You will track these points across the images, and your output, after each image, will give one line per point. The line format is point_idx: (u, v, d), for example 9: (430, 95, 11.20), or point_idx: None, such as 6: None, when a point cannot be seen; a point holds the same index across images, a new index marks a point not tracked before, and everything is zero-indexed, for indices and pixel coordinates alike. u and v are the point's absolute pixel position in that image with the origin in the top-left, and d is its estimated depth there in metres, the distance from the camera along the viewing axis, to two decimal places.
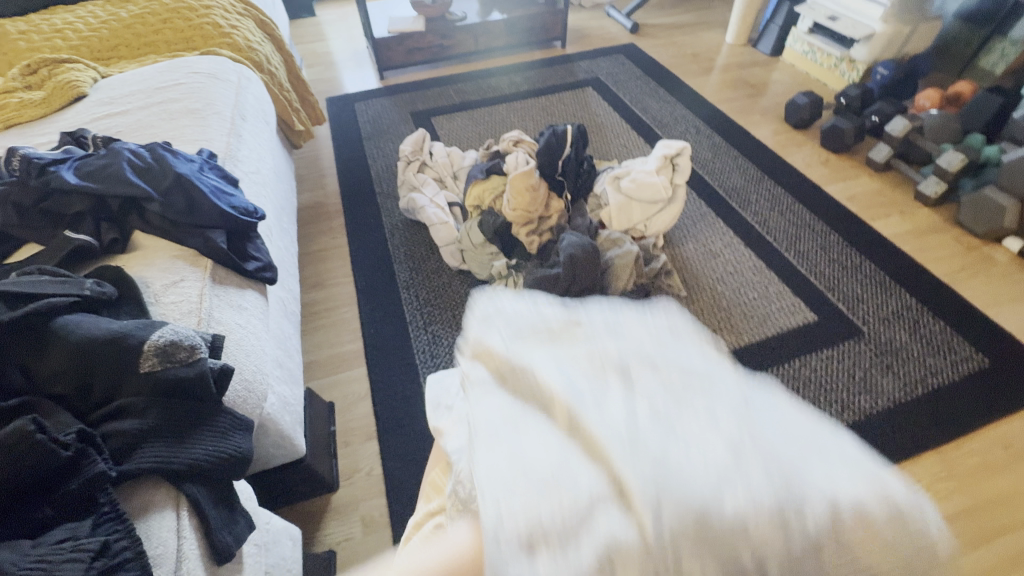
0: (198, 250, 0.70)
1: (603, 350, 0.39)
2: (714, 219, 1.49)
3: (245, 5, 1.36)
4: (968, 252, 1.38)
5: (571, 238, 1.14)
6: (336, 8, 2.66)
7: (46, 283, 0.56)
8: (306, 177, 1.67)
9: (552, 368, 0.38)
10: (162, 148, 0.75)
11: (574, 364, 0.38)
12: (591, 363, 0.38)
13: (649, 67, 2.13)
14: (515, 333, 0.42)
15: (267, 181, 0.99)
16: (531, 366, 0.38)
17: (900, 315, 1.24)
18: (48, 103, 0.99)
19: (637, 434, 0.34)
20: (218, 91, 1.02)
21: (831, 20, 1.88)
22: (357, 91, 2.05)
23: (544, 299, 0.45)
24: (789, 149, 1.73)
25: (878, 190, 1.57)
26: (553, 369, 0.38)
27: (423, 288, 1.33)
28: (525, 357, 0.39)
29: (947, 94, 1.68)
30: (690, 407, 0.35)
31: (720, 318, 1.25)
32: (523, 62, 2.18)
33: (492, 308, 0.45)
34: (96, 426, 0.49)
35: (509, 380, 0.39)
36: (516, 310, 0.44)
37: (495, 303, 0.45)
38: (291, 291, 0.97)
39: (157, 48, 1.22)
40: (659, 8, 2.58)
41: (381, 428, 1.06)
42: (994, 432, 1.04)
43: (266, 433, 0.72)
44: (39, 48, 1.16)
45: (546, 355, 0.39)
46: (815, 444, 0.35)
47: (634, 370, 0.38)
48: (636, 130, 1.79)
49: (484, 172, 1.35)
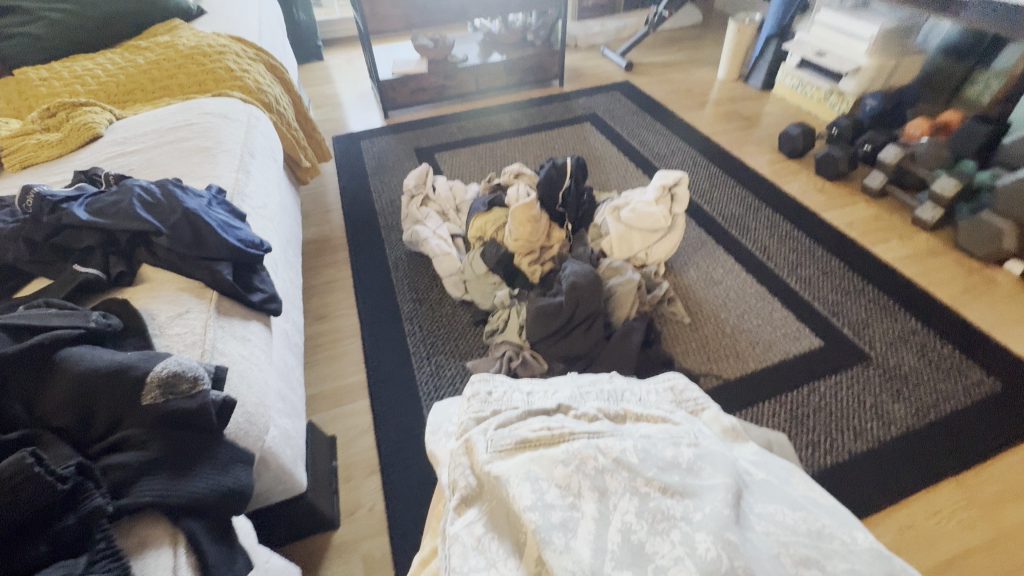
0: (205, 282, 0.71)
1: (578, 458, 0.37)
2: (714, 247, 1.50)
3: (256, 51, 1.43)
4: (970, 275, 1.38)
5: (573, 266, 1.15)
6: (342, 53, 2.78)
7: (53, 316, 0.57)
8: (311, 212, 1.70)
9: (524, 481, 0.36)
10: (172, 184, 0.77)
11: (548, 473, 0.37)
12: (564, 474, 0.36)
13: (645, 103, 2.20)
14: (497, 447, 0.41)
15: (274, 215, 1.01)
16: (505, 479, 0.37)
17: (907, 340, 1.23)
18: (64, 144, 1.02)
19: (606, 557, 0.32)
20: (228, 130, 1.06)
21: (819, 55, 1.95)
22: (363, 130, 2.11)
23: (530, 412, 0.45)
24: (785, 177, 1.76)
25: (876, 216, 1.58)
26: (525, 482, 0.36)
27: (426, 319, 1.33)
28: (501, 470, 0.38)
29: (936, 122, 1.72)
30: (665, 521, 0.34)
31: (725, 344, 1.24)
32: (522, 99, 2.26)
33: (481, 415, 0.46)
34: (95, 460, 0.48)
35: (488, 494, 0.39)
36: (501, 420, 0.44)
37: (485, 414, 0.46)
38: (295, 323, 0.97)
39: (172, 91, 1.27)
40: (652, 47, 2.69)
41: (383, 462, 1.04)
42: (1013, 459, 1.01)
43: (267, 467, 0.70)
44: (59, 93, 1.21)
45: (520, 466, 0.38)
46: (803, 556, 0.32)
47: (609, 482, 0.36)
48: (634, 162, 1.83)
49: (486, 204, 1.37)
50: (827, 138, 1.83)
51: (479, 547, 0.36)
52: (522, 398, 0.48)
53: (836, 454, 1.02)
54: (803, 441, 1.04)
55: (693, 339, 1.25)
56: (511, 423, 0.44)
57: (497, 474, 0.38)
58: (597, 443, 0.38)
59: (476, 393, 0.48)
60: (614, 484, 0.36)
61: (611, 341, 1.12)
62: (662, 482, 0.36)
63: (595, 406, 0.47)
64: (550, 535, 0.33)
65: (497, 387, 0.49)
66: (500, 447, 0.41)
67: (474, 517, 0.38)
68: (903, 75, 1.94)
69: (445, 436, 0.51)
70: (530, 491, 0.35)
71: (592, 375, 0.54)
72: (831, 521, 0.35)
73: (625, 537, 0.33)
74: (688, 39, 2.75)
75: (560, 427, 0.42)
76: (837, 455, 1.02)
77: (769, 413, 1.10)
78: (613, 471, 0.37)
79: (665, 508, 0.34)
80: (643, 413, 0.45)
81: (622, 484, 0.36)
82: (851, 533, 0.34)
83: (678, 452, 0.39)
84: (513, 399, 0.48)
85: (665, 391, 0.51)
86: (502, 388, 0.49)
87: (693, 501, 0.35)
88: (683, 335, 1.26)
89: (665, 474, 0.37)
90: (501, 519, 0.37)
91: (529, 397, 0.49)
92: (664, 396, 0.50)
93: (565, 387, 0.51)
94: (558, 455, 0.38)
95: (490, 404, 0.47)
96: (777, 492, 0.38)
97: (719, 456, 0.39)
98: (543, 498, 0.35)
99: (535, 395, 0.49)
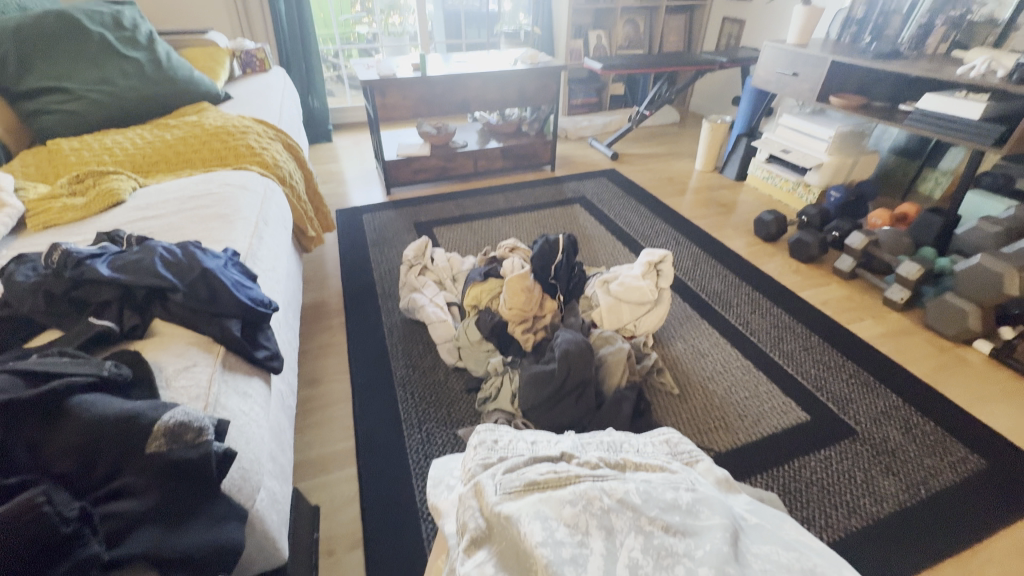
0: (214, 337, 0.74)
1: (584, 498, 0.40)
2: (699, 321, 1.57)
3: (275, 131, 1.56)
4: (942, 353, 1.44)
5: (565, 335, 1.19)
6: (351, 136, 3.00)
7: (68, 364, 0.58)
8: (311, 279, 1.75)
9: (535, 519, 0.39)
10: (192, 246, 0.82)
11: (556, 511, 0.39)
12: (572, 513, 0.39)
13: (630, 188, 2.37)
14: (507, 489, 0.44)
15: (281, 278, 1.05)
16: (516, 517, 0.40)
17: (890, 415, 1.26)
18: (88, 208, 1.09)
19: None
20: (245, 200, 1.13)
21: (785, 152, 2.17)
22: (365, 204, 2.23)
23: (536, 458, 0.48)
24: (762, 258, 1.88)
25: (849, 296, 1.68)
26: (536, 520, 0.39)
27: (419, 385, 1.34)
28: (512, 509, 0.41)
29: (895, 213, 1.89)
30: (670, 557, 0.36)
31: (714, 416, 1.25)
32: (516, 182, 2.43)
33: (489, 461, 0.49)
34: (92, 507, 0.48)
35: (498, 534, 0.41)
36: (509, 465, 0.47)
37: (492, 460, 0.49)
38: (291, 383, 0.98)
39: (194, 164, 1.37)
40: (635, 141, 2.95)
41: (368, 535, 0.99)
42: (1006, 539, 1.01)
43: (253, 531, 0.68)
44: (87, 162, 1.30)
45: (531, 506, 0.41)
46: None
47: (615, 521, 0.39)
48: (621, 241, 1.94)
49: (482, 275, 1.43)
50: (798, 224, 1.98)
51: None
52: (527, 446, 0.51)
53: (832, 531, 1.01)
54: (798, 516, 1.04)
55: (682, 410, 1.27)
56: (519, 467, 0.47)
57: (509, 513, 0.40)
58: (603, 485, 0.41)
59: (482, 442, 0.51)
60: (620, 523, 0.39)
61: (602, 410, 1.13)
62: (662, 521, 0.39)
63: (596, 455, 0.50)
64: (562, 567, 0.35)
65: (502, 436, 0.52)
66: (509, 489, 0.43)
67: (484, 557, 0.40)
68: (862, 171, 2.11)
69: (446, 488, 0.55)
70: (541, 526, 0.38)
71: (591, 430, 0.57)
72: (822, 561, 0.36)
73: (632, 571, 0.36)
74: (668, 135, 3.03)
75: (566, 470, 0.45)
76: (833, 532, 1.01)
77: (762, 486, 1.10)
78: (618, 511, 0.40)
79: (668, 545, 0.37)
80: (641, 461, 0.48)
81: (628, 523, 0.39)
82: (841, 571, 0.36)
83: (676, 495, 0.41)
84: (519, 448, 0.51)
85: (661, 444, 0.54)
86: (508, 438, 0.52)
87: (693, 539, 0.37)
88: (672, 406, 1.28)
89: (665, 515, 0.39)
90: (512, 556, 0.39)
91: (533, 445, 0.52)
92: (660, 448, 0.53)
93: (566, 439, 0.54)
94: (566, 495, 0.41)
95: (498, 451, 0.50)
96: (771, 534, 0.40)
97: (714, 500, 0.42)
98: (553, 535, 0.38)
99: (540, 444, 0.52)
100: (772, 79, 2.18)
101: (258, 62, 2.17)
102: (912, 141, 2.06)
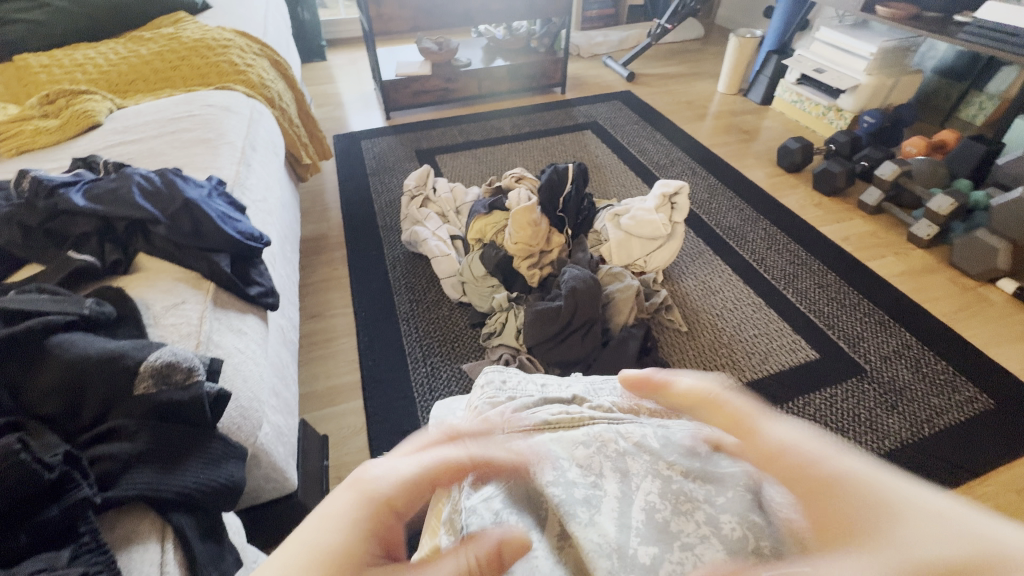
0: (201, 273, 0.70)
1: (599, 441, 0.41)
2: (712, 256, 1.51)
3: (260, 46, 1.43)
4: (964, 292, 1.39)
5: (573, 271, 1.15)
6: (345, 54, 2.79)
7: (45, 301, 0.55)
8: (309, 210, 1.69)
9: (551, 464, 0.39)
10: (172, 174, 0.76)
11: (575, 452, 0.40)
12: (586, 455, 0.40)
13: (645, 112, 2.21)
14: (520, 428, 0.43)
15: (273, 210, 1.00)
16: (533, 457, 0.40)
17: (902, 354, 1.23)
18: (63, 131, 1.01)
19: (631, 534, 0.36)
20: (230, 123, 1.05)
21: (819, 72, 1.98)
22: (363, 130, 2.11)
23: (547, 400, 0.47)
24: (783, 191, 1.78)
25: (872, 232, 1.60)
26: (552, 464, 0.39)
27: (423, 320, 1.32)
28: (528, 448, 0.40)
29: (932, 141, 1.75)
30: (688, 502, 0.37)
31: (722, 354, 1.24)
32: (524, 105, 2.27)
33: (497, 398, 0.48)
34: (82, 449, 0.46)
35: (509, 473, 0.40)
36: (521, 404, 0.46)
37: (501, 399, 0.48)
38: (291, 319, 0.95)
39: (174, 83, 1.26)
40: (654, 59, 2.71)
41: (375, 464, 1.02)
42: (1006, 476, 1.01)
43: (259, 464, 0.68)
44: (59, 80, 1.20)
45: (546, 447, 0.41)
46: None
47: (630, 464, 0.40)
48: (634, 171, 1.83)
49: (486, 207, 1.37)
50: (825, 153, 1.85)
51: (497, 521, 0.37)
52: (536, 388, 0.50)
53: None
54: None
55: (689, 347, 1.25)
56: (530, 407, 0.46)
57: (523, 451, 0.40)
58: (618, 428, 0.42)
59: (490, 381, 0.50)
60: (635, 466, 0.40)
61: (609, 347, 1.11)
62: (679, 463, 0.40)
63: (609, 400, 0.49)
64: (575, 509, 0.37)
65: (511, 376, 0.51)
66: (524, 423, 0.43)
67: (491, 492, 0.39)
68: (901, 94, 1.94)
69: (449, 427, 0.53)
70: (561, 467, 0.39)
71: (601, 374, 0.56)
72: None
73: (648, 515, 0.37)
74: (690, 52, 2.78)
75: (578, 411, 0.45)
76: None
77: None
78: (633, 454, 0.40)
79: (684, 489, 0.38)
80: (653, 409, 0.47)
81: (644, 466, 0.39)
82: None
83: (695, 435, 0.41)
84: (528, 389, 0.50)
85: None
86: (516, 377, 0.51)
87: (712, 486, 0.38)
88: (680, 343, 1.26)
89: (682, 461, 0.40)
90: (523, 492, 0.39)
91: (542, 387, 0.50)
92: None
93: (577, 382, 0.53)
94: (584, 436, 0.41)
95: (505, 389, 0.49)
96: None
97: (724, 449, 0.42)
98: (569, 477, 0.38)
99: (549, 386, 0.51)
100: None
101: None
102: (961, 59, 1.87)
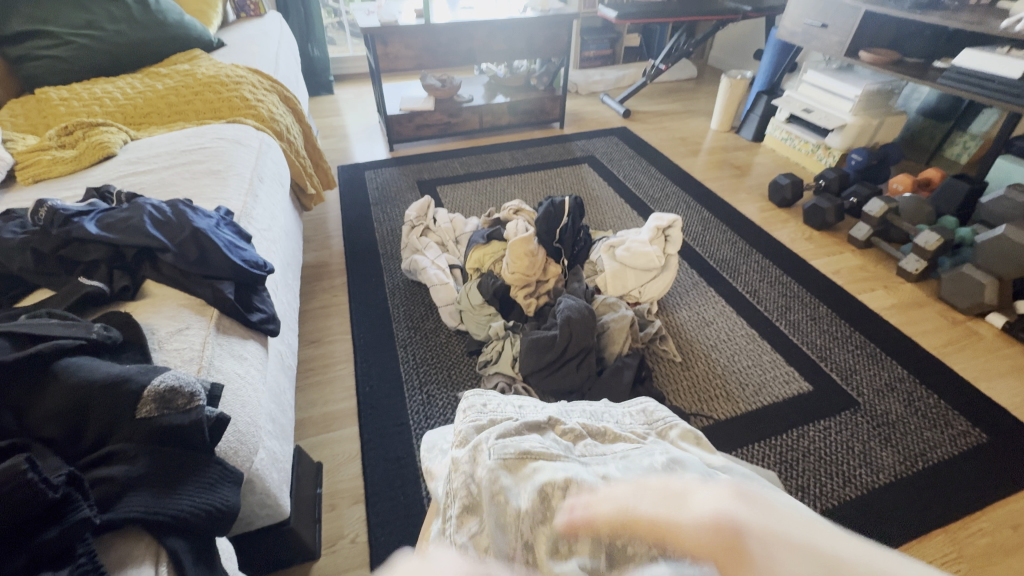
0: (206, 299, 0.72)
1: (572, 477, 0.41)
2: (706, 287, 1.54)
3: (271, 83, 1.49)
4: (954, 326, 1.41)
5: (568, 301, 1.17)
6: (352, 88, 2.89)
7: (56, 325, 0.57)
8: (312, 238, 1.73)
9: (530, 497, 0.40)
10: (182, 204, 0.79)
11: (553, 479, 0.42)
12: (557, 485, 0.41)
13: (641, 148, 2.29)
14: (500, 456, 0.43)
15: (277, 239, 1.03)
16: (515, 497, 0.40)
17: (894, 387, 1.24)
18: (78, 161, 1.05)
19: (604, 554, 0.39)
20: (239, 155, 1.09)
21: (807, 112, 2.06)
22: (367, 161, 2.17)
23: (525, 425, 0.48)
24: (775, 225, 1.82)
25: (862, 266, 1.63)
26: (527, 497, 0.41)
27: (420, 347, 1.33)
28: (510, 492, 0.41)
29: (918, 179, 1.80)
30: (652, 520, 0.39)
31: (715, 385, 1.25)
32: (523, 139, 2.35)
33: (479, 423, 0.49)
34: (84, 471, 0.48)
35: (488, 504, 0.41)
36: (501, 430, 0.46)
37: (483, 422, 0.49)
38: (290, 345, 0.97)
39: (186, 116, 1.31)
40: (649, 97, 2.82)
41: (369, 493, 1.02)
42: (1002, 512, 1.01)
43: (252, 490, 0.69)
44: (77, 113, 1.25)
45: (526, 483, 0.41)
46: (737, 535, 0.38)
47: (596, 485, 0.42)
48: (629, 204, 1.89)
49: (485, 237, 1.41)
50: (815, 189, 1.90)
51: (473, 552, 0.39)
52: (513, 409, 0.51)
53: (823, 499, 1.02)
54: (793, 484, 1.04)
55: (683, 378, 1.26)
56: (510, 433, 0.46)
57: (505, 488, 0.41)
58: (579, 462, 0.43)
59: (472, 405, 0.52)
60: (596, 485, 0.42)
61: (603, 377, 1.12)
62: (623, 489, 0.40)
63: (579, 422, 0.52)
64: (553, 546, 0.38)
65: (490, 400, 0.53)
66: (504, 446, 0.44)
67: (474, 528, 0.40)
68: (887, 133, 2.01)
69: (440, 452, 0.54)
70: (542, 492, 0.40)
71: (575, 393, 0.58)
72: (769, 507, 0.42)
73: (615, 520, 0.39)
74: (684, 91, 2.89)
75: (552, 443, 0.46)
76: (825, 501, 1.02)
77: (760, 455, 1.10)
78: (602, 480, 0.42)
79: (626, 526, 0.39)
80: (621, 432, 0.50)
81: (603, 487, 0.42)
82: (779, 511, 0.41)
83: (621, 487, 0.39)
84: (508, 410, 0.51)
85: (638, 413, 0.55)
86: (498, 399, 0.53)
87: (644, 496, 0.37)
88: (674, 373, 1.28)
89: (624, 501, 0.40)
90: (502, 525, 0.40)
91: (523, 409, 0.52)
92: (638, 417, 0.54)
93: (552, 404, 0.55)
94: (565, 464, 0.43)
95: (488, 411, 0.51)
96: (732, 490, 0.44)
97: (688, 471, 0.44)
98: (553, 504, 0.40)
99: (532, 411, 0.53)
100: (799, 31, 2.04)
101: (253, 5, 2.06)
102: (943, 102, 1.95)
